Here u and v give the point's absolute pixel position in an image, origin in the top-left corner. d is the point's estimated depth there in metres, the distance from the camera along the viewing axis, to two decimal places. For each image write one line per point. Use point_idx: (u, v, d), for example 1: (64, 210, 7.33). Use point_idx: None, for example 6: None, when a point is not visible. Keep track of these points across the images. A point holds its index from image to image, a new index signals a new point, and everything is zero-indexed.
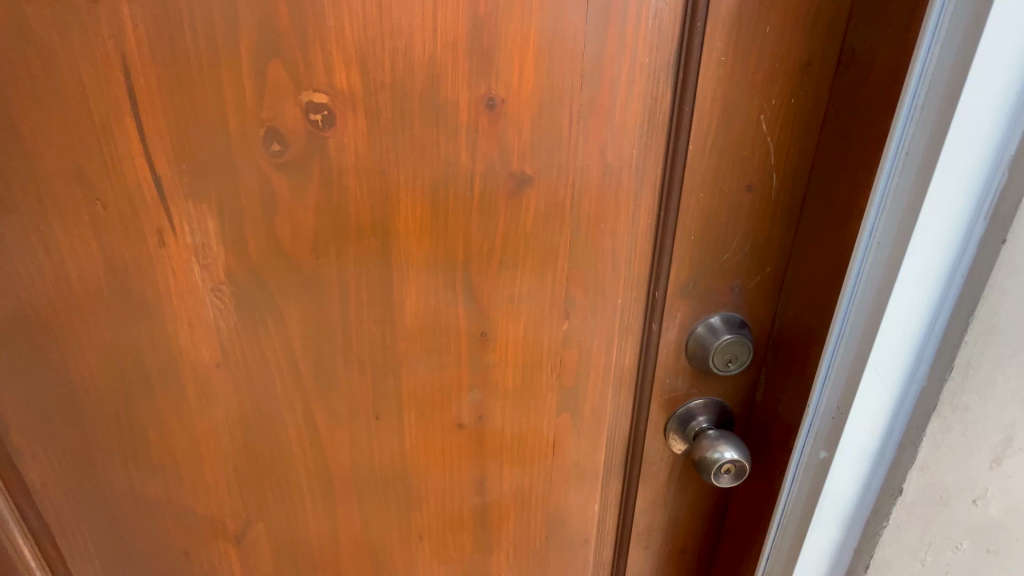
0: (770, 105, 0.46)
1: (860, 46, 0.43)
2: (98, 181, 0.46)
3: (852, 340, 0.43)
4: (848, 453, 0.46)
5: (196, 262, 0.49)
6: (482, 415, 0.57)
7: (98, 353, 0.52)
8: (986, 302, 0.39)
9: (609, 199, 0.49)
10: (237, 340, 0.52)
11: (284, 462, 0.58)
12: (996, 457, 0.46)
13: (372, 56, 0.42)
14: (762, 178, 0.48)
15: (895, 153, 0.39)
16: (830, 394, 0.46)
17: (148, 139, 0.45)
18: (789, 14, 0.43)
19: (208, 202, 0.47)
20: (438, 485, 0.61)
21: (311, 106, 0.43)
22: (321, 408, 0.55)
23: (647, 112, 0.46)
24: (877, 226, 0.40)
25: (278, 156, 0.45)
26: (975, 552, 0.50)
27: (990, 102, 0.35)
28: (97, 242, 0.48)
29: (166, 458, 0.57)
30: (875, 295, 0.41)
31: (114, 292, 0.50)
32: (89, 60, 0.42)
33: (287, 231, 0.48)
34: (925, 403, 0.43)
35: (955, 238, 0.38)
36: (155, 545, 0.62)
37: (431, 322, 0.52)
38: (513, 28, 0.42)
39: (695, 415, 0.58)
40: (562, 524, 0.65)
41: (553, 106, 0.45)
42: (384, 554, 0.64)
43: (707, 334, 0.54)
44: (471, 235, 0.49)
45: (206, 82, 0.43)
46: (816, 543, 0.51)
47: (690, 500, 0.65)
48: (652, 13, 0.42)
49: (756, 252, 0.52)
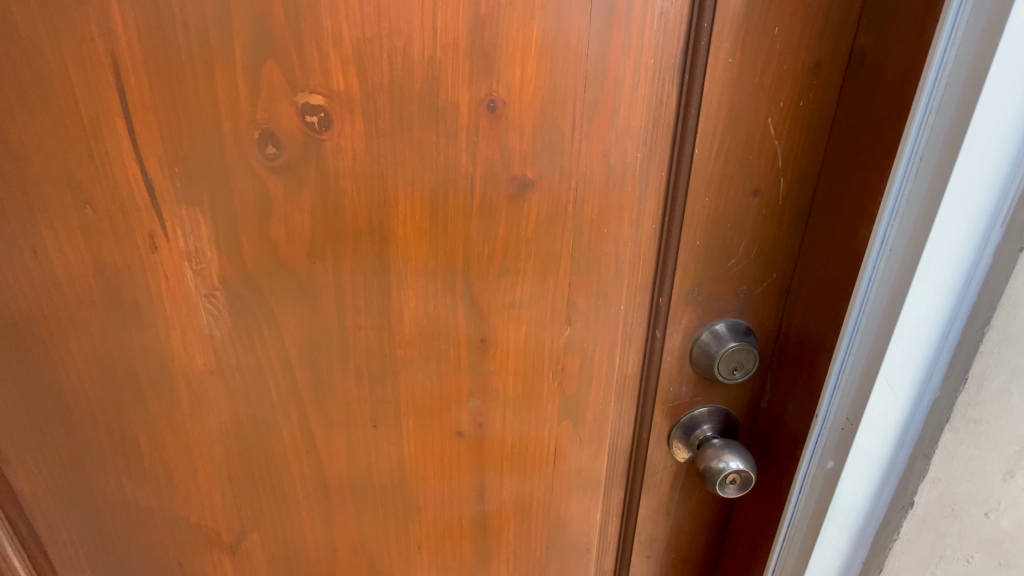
0: (778, 107, 0.45)
1: (871, 47, 0.42)
2: (87, 184, 0.45)
3: (863, 350, 0.42)
4: (857, 465, 0.45)
5: (189, 267, 0.48)
6: (482, 422, 0.56)
7: (89, 359, 0.51)
8: (1002, 311, 0.38)
9: (612, 204, 0.48)
10: (232, 346, 0.51)
11: (279, 471, 0.57)
12: (1010, 469, 0.45)
13: (371, 56, 0.41)
14: (769, 182, 0.47)
15: (909, 158, 0.37)
16: (839, 403, 0.45)
17: (138, 141, 0.43)
18: (798, 15, 0.41)
19: (201, 206, 0.46)
20: (437, 494, 0.59)
21: (307, 107, 0.42)
22: (318, 416, 0.54)
23: (652, 114, 0.45)
24: (889, 233, 0.39)
25: (273, 159, 0.44)
26: (986, 565, 0.49)
27: (1010, 106, 0.33)
28: (86, 245, 0.47)
29: (158, 466, 0.56)
30: (887, 303, 0.40)
31: (104, 297, 0.48)
32: (78, 59, 0.41)
33: (282, 236, 0.47)
34: (937, 413, 0.42)
35: (971, 247, 0.37)
36: (148, 554, 0.61)
37: (430, 328, 0.51)
38: (515, 27, 0.41)
39: (699, 424, 0.57)
40: (562, 533, 0.64)
41: (555, 109, 0.44)
42: (381, 564, 0.63)
43: (711, 341, 0.53)
44: (471, 240, 0.48)
45: (198, 83, 0.42)
46: (824, 555, 0.50)
47: (693, 508, 0.64)
48: (658, 12, 0.41)
49: (762, 258, 0.51)
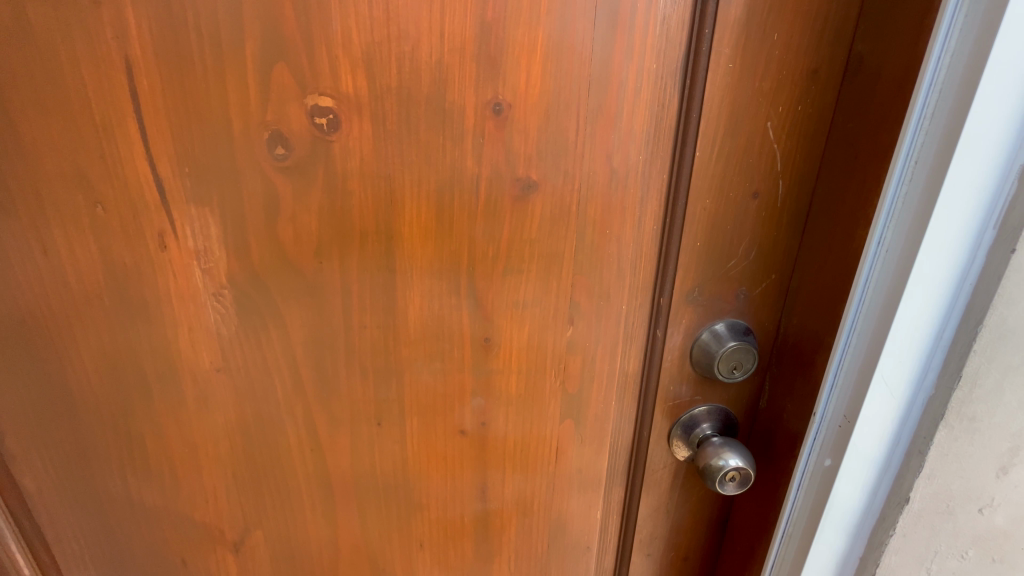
0: (777, 112, 0.46)
1: (868, 53, 0.43)
2: (99, 183, 0.45)
3: (860, 349, 0.43)
4: (854, 462, 0.46)
5: (198, 266, 0.48)
6: (484, 421, 0.57)
7: (96, 357, 0.51)
8: (995, 311, 0.39)
9: (614, 205, 0.49)
10: (238, 344, 0.51)
11: (284, 468, 0.57)
12: (1002, 466, 0.46)
13: (379, 60, 0.42)
14: (768, 185, 0.48)
15: (904, 161, 0.39)
16: (837, 401, 0.46)
17: (150, 141, 0.44)
18: (797, 22, 0.43)
19: (210, 205, 0.46)
20: (439, 492, 0.60)
21: (317, 109, 0.43)
22: (322, 414, 0.55)
23: (655, 117, 0.46)
24: (886, 234, 0.40)
25: (282, 160, 0.45)
26: (980, 561, 0.50)
27: (1002, 110, 0.35)
28: (96, 244, 0.47)
29: (163, 463, 0.56)
30: (883, 303, 0.41)
31: (113, 295, 0.49)
32: (91, 60, 0.41)
33: (289, 235, 0.47)
34: (932, 411, 0.43)
35: (965, 247, 0.38)
36: (152, 552, 0.61)
37: (434, 327, 0.52)
38: (521, 32, 0.42)
39: (699, 422, 0.58)
40: (563, 531, 0.65)
41: (559, 112, 0.45)
42: (383, 562, 0.64)
43: (711, 341, 0.53)
44: (476, 240, 0.49)
45: (210, 84, 0.42)
46: (821, 551, 0.51)
47: (693, 507, 0.64)
48: (660, 18, 0.42)
49: (761, 259, 0.52)
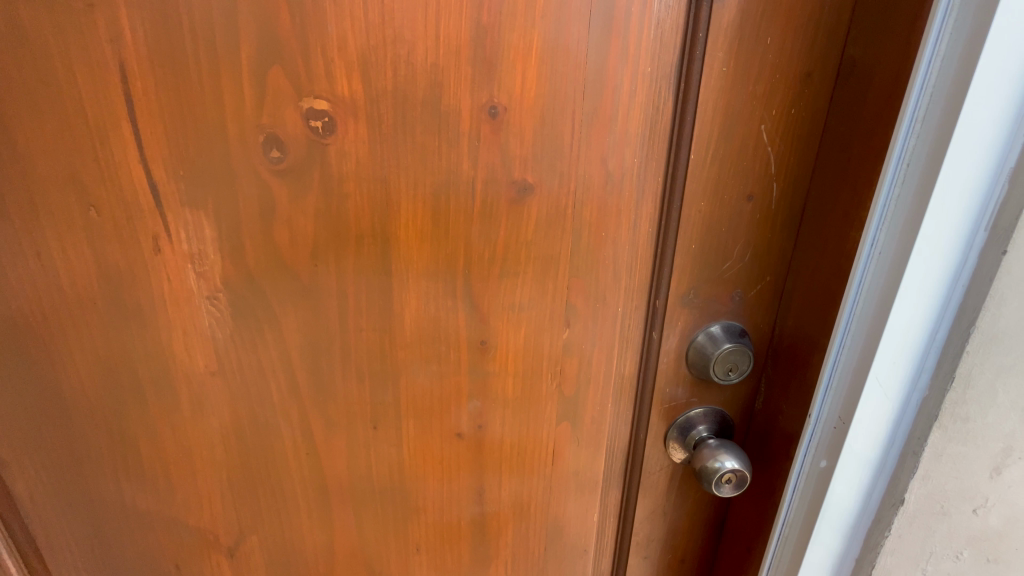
0: (771, 115, 0.46)
1: (860, 57, 0.43)
2: (93, 186, 0.45)
3: (854, 350, 0.44)
4: (848, 463, 0.46)
5: (192, 269, 0.48)
6: (481, 424, 0.57)
7: (90, 361, 0.51)
8: (987, 311, 0.39)
9: (610, 208, 0.49)
10: (233, 348, 0.51)
11: (279, 472, 0.57)
12: (996, 466, 0.46)
13: (375, 63, 0.42)
14: (762, 187, 0.49)
15: (896, 163, 0.39)
16: (832, 402, 0.46)
17: (144, 144, 0.44)
18: (790, 26, 0.43)
19: (205, 208, 0.46)
20: (436, 495, 0.60)
21: (312, 112, 0.43)
22: (318, 417, 0.55)
23: (649, 121, 0.46)
24: (878, 236, 0.41)
25: (278, 163, 0.45)
26: (975, 561, 0.50)
27: (991, 113, 0.35)
28: (90, 247, 0.47)
29: (157, 468, 0.56)
30: (877, 305, 0.41)
31: (107, 299, 0.49)
32: (85, 63, 0.41)
33: (285, 238, 0.47)
34: (926, 411, 0.43)
35: (957, 248, 0.39)
36: (146, 558, 0.60)
37: (431, 330, 0.52)
38: (516, 36, 0.42)
39: (695, 424, 0.58)
40: (561, 534, 0.65)
41: (555, 115, 0.45)
42: (380, 565, 0.63)
43: (707, 343, 0.54)
44: (472, 243, 0.49)
45: (204, 87, 0.42)
46: (817, 553, 0.51)
47: (690, 508, 0.64)
48: (654, 22, 0.43)
49: (756, 261, 0.52)
